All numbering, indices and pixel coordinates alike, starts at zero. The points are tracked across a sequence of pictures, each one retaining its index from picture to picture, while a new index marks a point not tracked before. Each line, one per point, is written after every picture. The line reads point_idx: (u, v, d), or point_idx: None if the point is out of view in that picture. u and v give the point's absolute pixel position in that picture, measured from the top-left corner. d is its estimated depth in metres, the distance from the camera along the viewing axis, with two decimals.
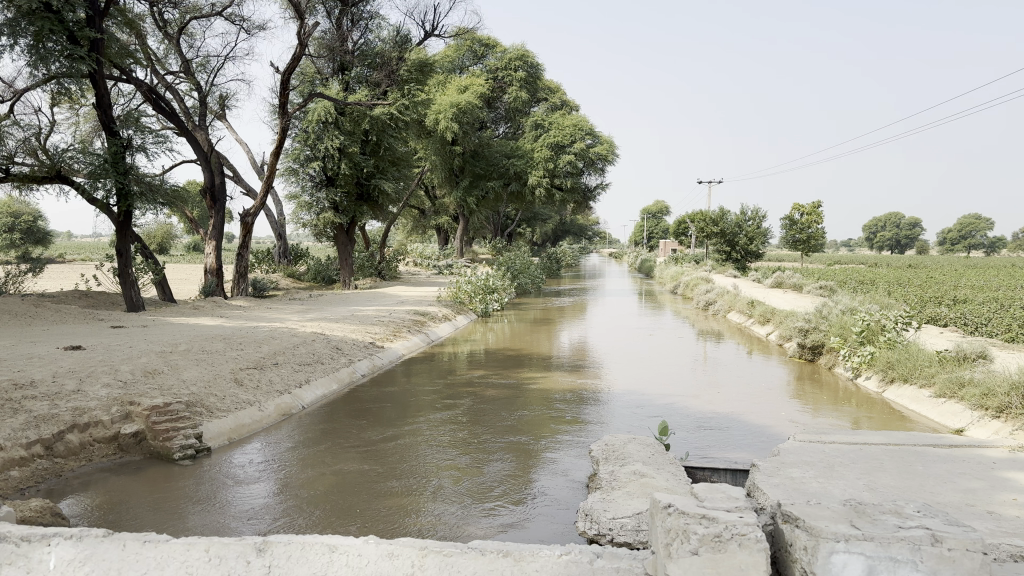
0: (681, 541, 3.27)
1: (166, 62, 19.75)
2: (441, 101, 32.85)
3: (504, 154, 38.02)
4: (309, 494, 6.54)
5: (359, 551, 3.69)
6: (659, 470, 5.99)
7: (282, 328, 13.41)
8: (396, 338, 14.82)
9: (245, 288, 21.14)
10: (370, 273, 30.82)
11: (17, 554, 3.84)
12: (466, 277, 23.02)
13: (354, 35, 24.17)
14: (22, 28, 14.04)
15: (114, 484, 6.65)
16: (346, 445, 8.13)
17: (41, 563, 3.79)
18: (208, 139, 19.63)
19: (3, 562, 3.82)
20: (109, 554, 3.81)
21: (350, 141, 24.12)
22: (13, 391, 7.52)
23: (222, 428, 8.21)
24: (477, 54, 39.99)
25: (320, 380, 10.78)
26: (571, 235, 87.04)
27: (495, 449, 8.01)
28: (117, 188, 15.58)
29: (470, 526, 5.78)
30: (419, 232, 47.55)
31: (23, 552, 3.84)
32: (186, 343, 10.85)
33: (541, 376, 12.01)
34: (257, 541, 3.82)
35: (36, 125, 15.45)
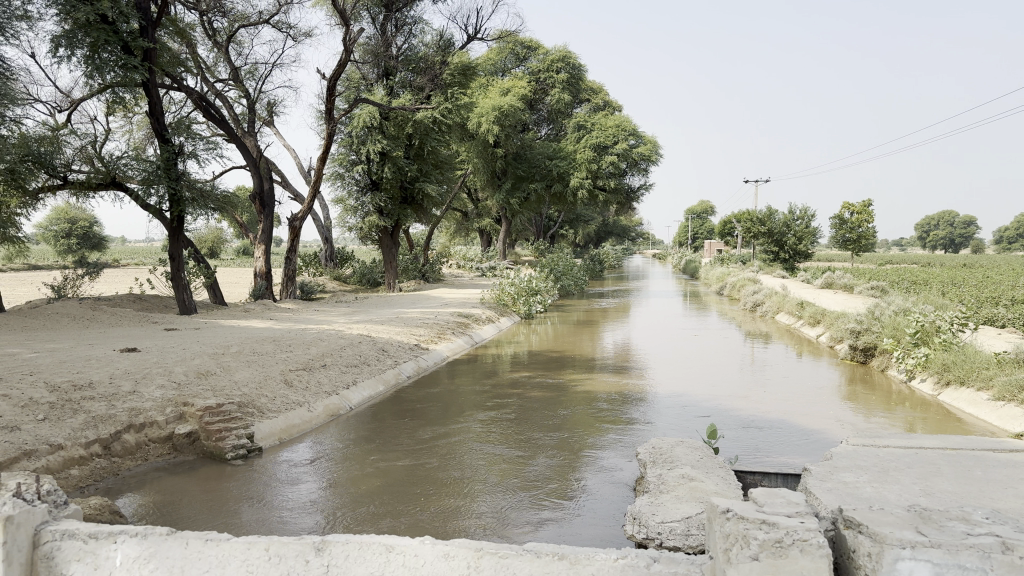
0: (740, 546, 3.00)
1: (215, 69, 20.17)
2: (483, 104, 33.03)
3: (547, 155, 38.05)
4: (356, 492, 6.62)
5: (417, 551, 3.32)
6: (708, 474, 5.93)
7: (330, 330, 13.63)
8: (442, 340, 14.95)
9: (293, 291, 21.48)
10: (415, 276, 31.07)
11: (84, 550, 3.57)
12: (510, 279, 23.08)
13: (399, 40, 24.46)
14: (79, 39, 14.52)
15: (170, 483, 6.81)
16: (392, 445, 8.20)
17: (107, 561, 3.54)
18: (256, 145, 20.00)
19: (71, 559, 3.56)
20: (172, 550, 3.52)
21: (394, 145, 24.39)
22: (72, 392, 7.74)
23: (273, 429, 8.36)
24: (520, 56, 40.12)
25: (367, 381, 10.91)
26: (615, 236, 86.69)
27: (541, 450, 7.99)
28: (170, 193, 15.96)
29: (517, 526, 5.79)
30: (463, 234, 47.88)
31: (89, 548, 3.56)
32: (237, 345, 11.09)
33: (586, 378, 11.99)
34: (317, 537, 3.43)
35: (92, 134, 15.93)
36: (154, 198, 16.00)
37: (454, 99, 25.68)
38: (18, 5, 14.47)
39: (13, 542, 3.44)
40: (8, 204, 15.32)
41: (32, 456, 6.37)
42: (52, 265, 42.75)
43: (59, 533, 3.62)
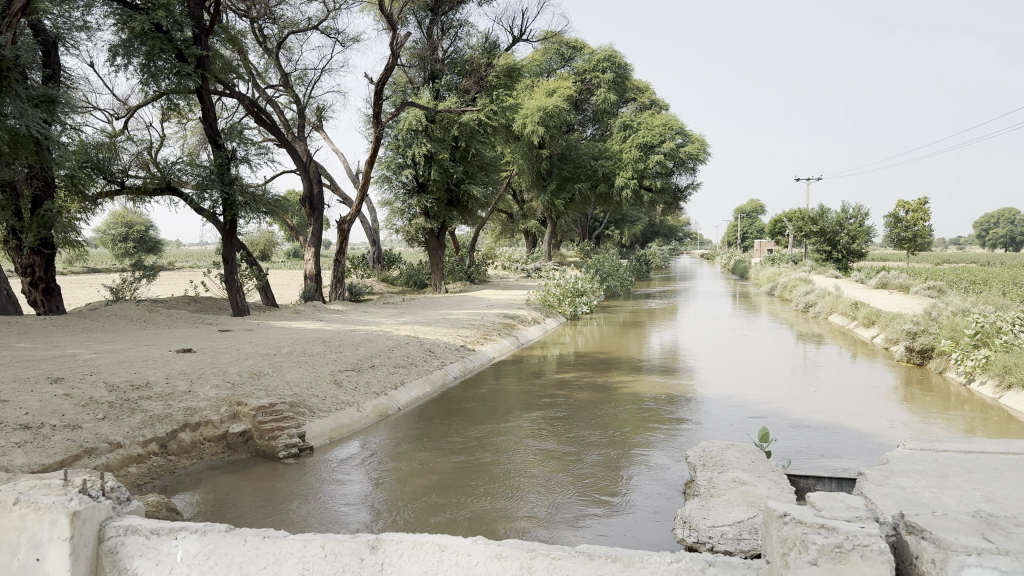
0: (799, 551, 2.94)
1: (266, 76, 20.56)
2: (528, 106, 33.04)
3: (592, 156, 37.93)
4: (405, 491, 6.69)
5: (468, 550, 3.28)
6: (761, 478, 5.85)
7: (378, 331, 13.79)
8: (487, 341, 14.99)
9: (342, 292, 21.75)
10: (461, 277, 31.22)
11: (147, 546, 3.48)
12: (556, 280, 23.07)
13: (445, 44, 24.64)
14: (135, 48, 15.00)
15: (223, 481, 6.96)
16: (440, 445, 8.25)
17: (169, 557, 3.47)
18: (306, 149, 20.32)
19: (133, 554, 3.47)
20: (232, 548, 3.46)
21: (439, 147, 24.57)
22: (130, 392, 7.96)
23: (323, 428, 8.47)
24: (565, 56, 40.04)
25: (414, 382, 10.98)
26: (662, 236, 85.97)
27: (589, 450, 7.95)
28: (223, 197, 16.29)
29: (566, 526, 5.79)
30: (508, 235, 47.97)
31: (152, 543, 3.46)
32: (289, 346, 11.27)
33: (633, 379, 11.91)
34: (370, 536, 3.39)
35: (148, 140, 16.38)
36: (208, 202, 16.36)
37: (499, 101, 25.72)
38: (78, 16, 14.98)
39: (79, 537, 3.33)
40: (69, 210, 15.87)
41: (92, 454, 6.57)
42: (111, 268, 44.05)
43: (123, 528, 3.51)
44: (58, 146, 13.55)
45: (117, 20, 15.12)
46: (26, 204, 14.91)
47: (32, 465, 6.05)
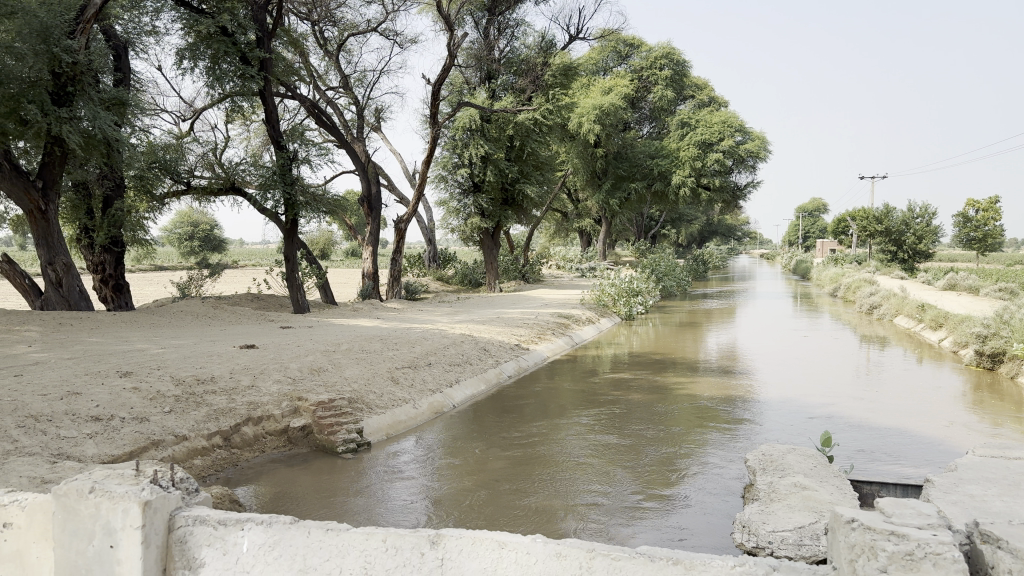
0: (868, 558, 2.88)
1: (327, 78, 20.92)
2: (584, 104, 32.95)
3: (649, 154, 37.62)
4: (458, 487, 6.74)
5: (528, 548, 3.06)
6: (823, 483, 5.72)
7: (434, 329, 13.91)
8: (541, 340, 14.98)
9: (399, 291, 21.98)
10: (515, 277, 31.33)
11: (215, 536, 3.31)
12: (611, 279, 22.98)
13: (501, 43, 24.72)
14: (201, 52, 15.50)
15: (283, 475, 7.10)
16: (493, 442, 8.28)
17: (235, 547, 3.30)
18: (365, 150, 20.61)
19: (200, 544, 3.31)
20: (294, 540, 3.25)
21: (495, 147, 24.69)
22: (196, 386, 8.19)
23: (380, 424, 8.58)
24: (622, 54, 39.73)
25: (470, 380, 11.04)
26: (720, 236, 84.72)
27: (645, 450, 7.86)
28: (285, 198, 16.63)
29: (620, 526, 5.74)
30: (562, 235, 47.84)
31: (219, 533, 3.30)
32: (347, 343, 11.44)
33: (689, 381, 11.75)
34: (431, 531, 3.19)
35: (213, 142, 16.84)
36: (271, 202, 16.73)
37: (555, 100, 25.70)
38: (147, 21, 15.49)
39: (150, 526, 3.17)
40: (138, 209, 16.44)
41: (159, 446, 6.79)
42: (177, 266, 45.35)
43: (192, 517, 3.35)
44: (127, 148, 14.02)
45: (184, 24, 15.59)
46: (98, 204, 15.50)
47: (103, 456, 6.27)
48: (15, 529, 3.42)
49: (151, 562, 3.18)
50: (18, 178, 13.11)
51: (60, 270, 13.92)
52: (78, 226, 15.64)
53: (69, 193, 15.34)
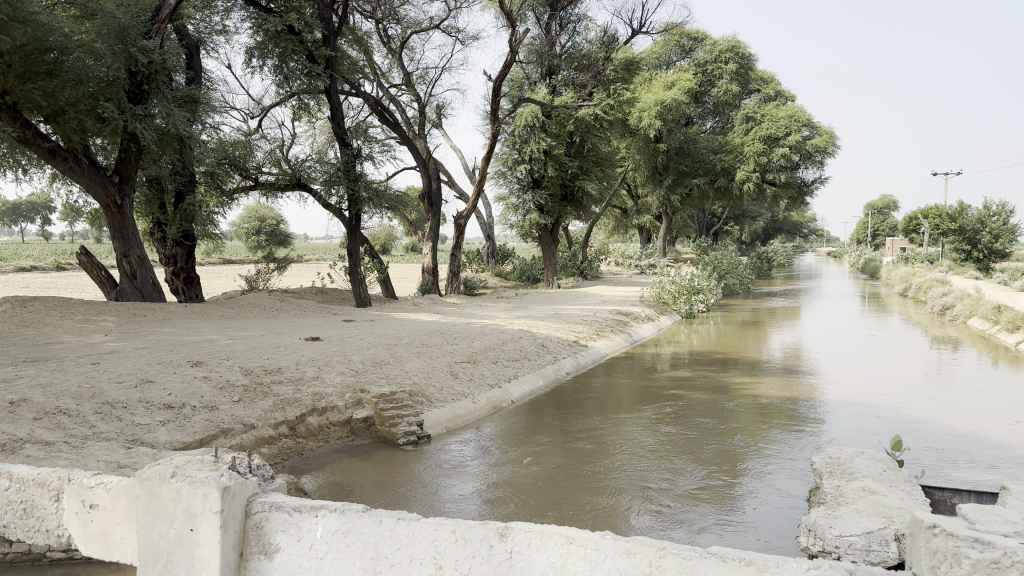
0: (950, 565, 2.79)
1: (390, 75, 21.18)
2: (645, 99, 32.67)
3: (712, 150, 37.03)
4: (519, 477, 6.88)
5: (598, 544, 2.94)
6: (892, 488, 5.57)
7: (494, 325, 13.98)
8: (600, 337, 14.90)
9: (458, 286, 22.13)
10: (573, 273, 31.32)
11: (290, 522, 3.27)
12: (672, 277, 22.71)
13: (563, 39, 24.65)
14: (269, 50, 15.89)
15: (345, 465, 7.23)
16: (550, 436, 8.29)
17: (310, 534, 3.25)
18: (426, 146, 20.81)
19: (276, 530, 3.27)
20: (365, 527, 3.19)
21: (556, 143, 24.67)
22: (263, 376, 8.41)
23: (440, 418, 8.66)
24: (685, 48, 39.13)
25: (528, 375, 11.04)
26: (785, 234, 82.86)
27: (705, 448, 7.75)
28: (348, 193, 16.92)
29: (685, 518, 5.81)
30: (621, 232, 47.42)
31: (295, 519, 3.26)
32: (408, 336, 11.60)
33: (751, 380, 11.57)
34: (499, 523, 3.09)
35: (280, 138, 17.21)
36: (335, 198, 17.03)
37: (616, 95, 25.54)
38: (218, 20, 15.94)
39: (229, 511, 3.16)
40: (207, 203, 16.92)
41: (227, 434, 6.97)
42: (244, 259, 46.28)
43: (269, 503, 3.33)
44: (199, 144, 14.44)
45: (253, 23, 15.98)
46: (170, 198, 16.04)
47: (175, 442, 6.49)
48: (97, 510, 3.46)
49: (228, 548, 3.17)
50: (95, 173, 13.59)
51: (134, 262, 14.41)
52: (152, 220, 16.24)
53: (143, 188, 15.91)
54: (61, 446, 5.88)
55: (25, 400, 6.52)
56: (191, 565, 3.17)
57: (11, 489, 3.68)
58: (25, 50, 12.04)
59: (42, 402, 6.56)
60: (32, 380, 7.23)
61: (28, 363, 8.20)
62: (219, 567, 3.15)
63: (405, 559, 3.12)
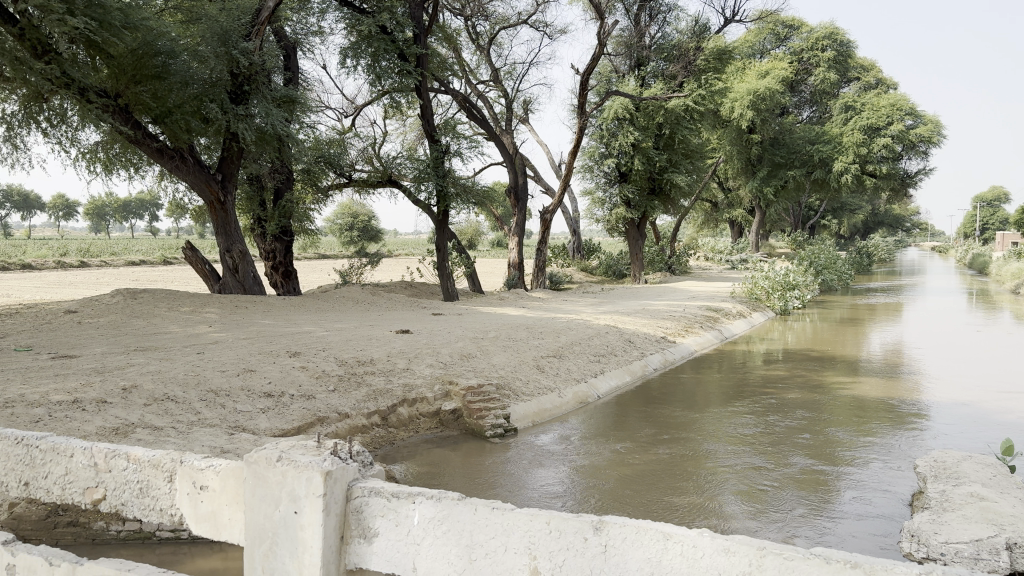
0: None
1: (478, 72, 21.35)
2: (738, 88, 32.02)
3: (809, 140, 35.85)
4: (614, 461, 7.16)
5: (693, 540, 2.49)
6: (1003, 494, 5.27)
7: (580, 320, 13.95)
8: (689, 334, 14.65)
9: (543, 281, 22.18)
10: (660, 268, 30.92)
11: (388, 508, 2.86)
12: (766, 272, 22.13)
13: (653, 30, 24.35)
14: (363, 50, 16.28)
15: (434, 455, 7.35)
16: (638, 432, 8.19)
17: (407, 520, 2.84)
18: (512, 142, 20.90)
19: (374, 516, 2.86)
20: (461, 516, 2.78)
21: (644, 136, 24.43)
22: (356, 367, 8.66)
23: (526, 411, 8.71)
24: (780, 36, 38.18)
25: (614, 371, 10.95)
26: (886, 228, 79.34)
27: (797, 446, 7.52)
28: (437, 189, 17.16)
29: (781, 502, 5.99)
30: (711, 225, 46.47)
31: (392, 505, 2.84)
32: (495, 330, 11.71)
33: (848, 379, 11.17)
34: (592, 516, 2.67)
35: (372, 137, 17.58)
36: (424, 194, 17.31)
37: (708, 85, 25.02)
38: (314, 22, 16.42)
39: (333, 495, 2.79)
40: (305, 201, 17.45)
41: (324, 423, 7.18)
42: (337, 254, 47.51)
43: (368, 487, 2.92)
44: (296, 143, 14.91)
45: (347, 23, 16.40)
46: (269, 196, 16.64)
47: (274, 429, 6.74)
48: (207, 492, 3.12)
49: (328, 537, 2.79)
50: (200, 172, 14.19)
51: (236, 257, 15.03)
52: (252, 217, 16.92)
53: (245, 185, 16.61)
54: (169, 431, 6.20)
55: (136, 386, 6.90)
56: (293, 551, 2.81)
57: (127, 470, 3.32)
58: (136, 54, 12.77)
59: (152, 388, 6.93)
60: (142, 368, 7.66)
61: (140, 351, 8.67)
62: (320, 558, 2.78)
63: (502, 555, 2.72)
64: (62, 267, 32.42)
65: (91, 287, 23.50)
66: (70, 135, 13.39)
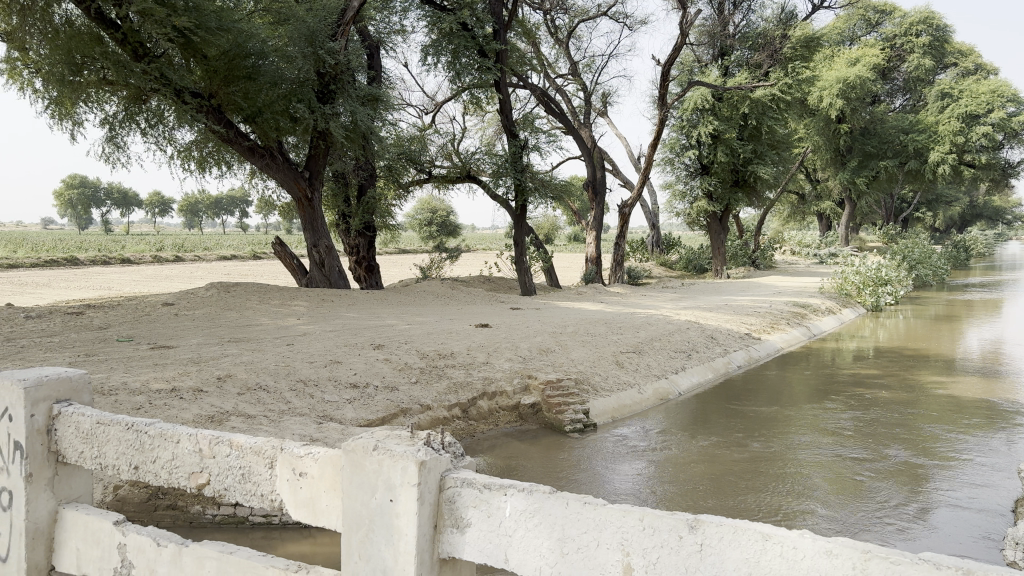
0: None
1: (557, 65, 21.29)
2: (827, 77, 31.23)
3: (902, 129, 34.38)
4: (700, 455, 7.09)
5: (795, 543, 1.94)
6: None
7: (661, 315, 13.79)
8: (774, 330, 14.31)
9: (622, 276, 22.01)
10: (744, 263, 30.25)
11: (482, 503, 2.34)
12: (856, 266, 21.48)
13: (737, 18, 23.88)
14: (443, 47, 16.52)
15: (513, 449, 7.40)
16: (720, 429, 8.05)
17: (499, 514, 2.33)
18: (591, 135, 20.79)
19: (466, 509, 2.36)
20: (552, 510, 2.25)
21: (727, 127, 23.95)
22: (437, 360, 8.79)
23: (606, 407, 8.68)
24: (872, 22, 36.93)
25: (696, 368, 10.77)
26: (985, 221, 75.66)
27: (888, 445, 7.23)
28: (515, 184, 17.24)
29: (877, 495, 5.94)
30: (797, 219, 45.24)
31: (485, 497, 2.33)
32: (574, 325, 11.69)
33: (945, 378, 10.71)
34: (689, 515, 2.10)
35: (452, 133, 17.78)
36: (502, 188, 17.40)
37: (795, 74, 23.91)
38: (396, 21, 16.69)
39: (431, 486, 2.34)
40: (386, 197, 17.80)
41: (407, 414, 7.31)
42: (419, 250, 48.34)
43: (463, 478, 2.42)
44: (379, 140, 15.19)
45: (429, 21, 16.63)
46: (353, 192, 17.04)
47: (360, 419, 6.92)
48: (308, 478, 2.65)
49: (420, 532, 2.34)
50: (288, 169, 14.63)
51: (322, 252, 15.43)
52: (337, 212, 17.36)
53: (330, 183, 17.06)
54: (261, 419, 6.43)
55: (230, 376, 7.19)
56: (390, 539, 2.39)
57: (228, 457, 2.85)
58: (228, 56, 13.15)
59: (245, 378, 7.21)
60: (236, 358, 7.95)
61: (233, 342, 9.01)
62: (416, 554, 2.34)
63: (595, 551, 2.18)
64: (159, 262, 33.91)
65: (186, 280, 24.56)
66: (167, 134, 13.96)
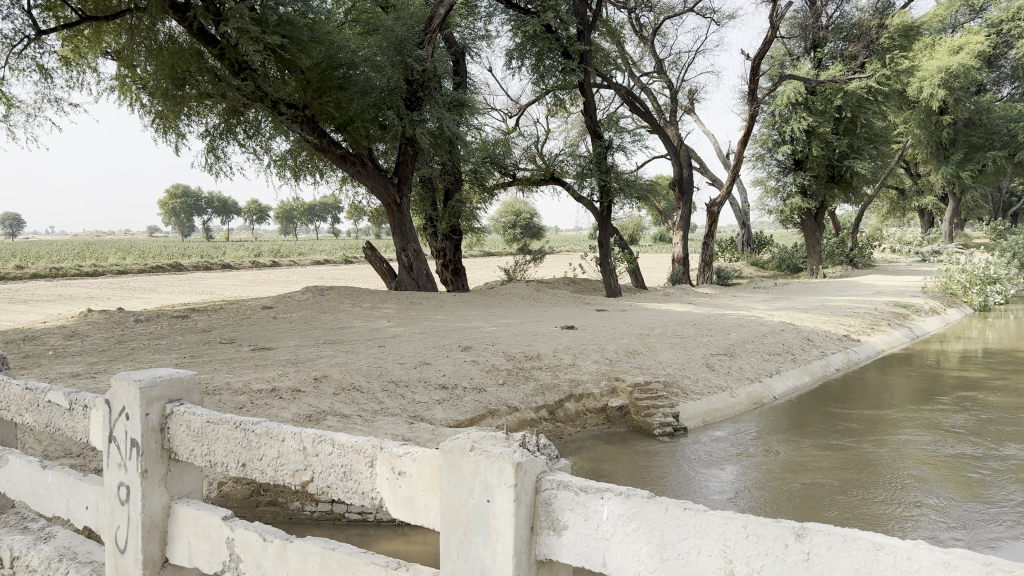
0: None
1: (642, 64, 21.12)
2: (927, 67, 29.81)
3: (1010, 118, 32.54)
4: (794, 459, 6.89)
5: (910, 554, 1.84)
6: None
7: (753, 317, 13.47)
8: (875, 331, 13.76)
9: (710, 276, 21.60)
10: (841, 261, 29.24)
11: (578, 506, 2.34)
12: (961, 264, 20.44)
13: (830, 9, 23.14)
14: (528, 50, 16.62)
15: (601, 452, 7.36)
16: (817, 432, 7.78)
17: (596, 517, 2.32)
18: (677, 134, 20.48)
19: (563, 513, 2.36)
20: (650, 514, 2.22)
21: (821, 121, 23.23)
22: (525, 362, 8.83)
23: (697, 411, 8.53)
24: (975, 8, 35.11)
25: (791, 371, 10.46)
26: None
27: (1000, 448, 6.84)
28: (600, 184, 17.15)
29: (987, 500, 5.68)
30: (897, 215, 43.40)
31: (581, 500, 2.33)
32: (662, 327, 11.53)
33: None
34: (794, 524, 2.03)
35: (536, 135, 17.84)
36: (588, 190, 17.36)
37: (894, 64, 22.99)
38: (480, 26, 16.87)
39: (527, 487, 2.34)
40: (471, 200, 17.97)
41: (495, 415, 7.36)
42: (505, 252, 48.78)
43: (559, 481, 2.42)
44: (465, 144, 15.37)
45: (513, 25, 16.75)
46: (440, 196, 17.34)
47: (450, 419, 7.02)
48: (407, 477, 2.71)
49: (520, 533, 2.36)
50: (378, 176, 14.98)
51: (410, 255, 15.73)
52: (425, 216, 17.68)
53: (418, 188, 17.36)
54: (355, 419, 6.61)
55: (326, 376, 7.41)
56: (488, 539, 2.41)
57: (331, 455, 2.92)
58: (320, 67, 13.55)
59: (340, 378, 7.42)
60: (331, 360, 8.20)
61: (327, 344, 9.29)
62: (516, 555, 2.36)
63: (695, 555, 2.14)
64: (256, 267, 35.25)
65: (283, 285, 25.46)
66: (263, 143, 14.52)
